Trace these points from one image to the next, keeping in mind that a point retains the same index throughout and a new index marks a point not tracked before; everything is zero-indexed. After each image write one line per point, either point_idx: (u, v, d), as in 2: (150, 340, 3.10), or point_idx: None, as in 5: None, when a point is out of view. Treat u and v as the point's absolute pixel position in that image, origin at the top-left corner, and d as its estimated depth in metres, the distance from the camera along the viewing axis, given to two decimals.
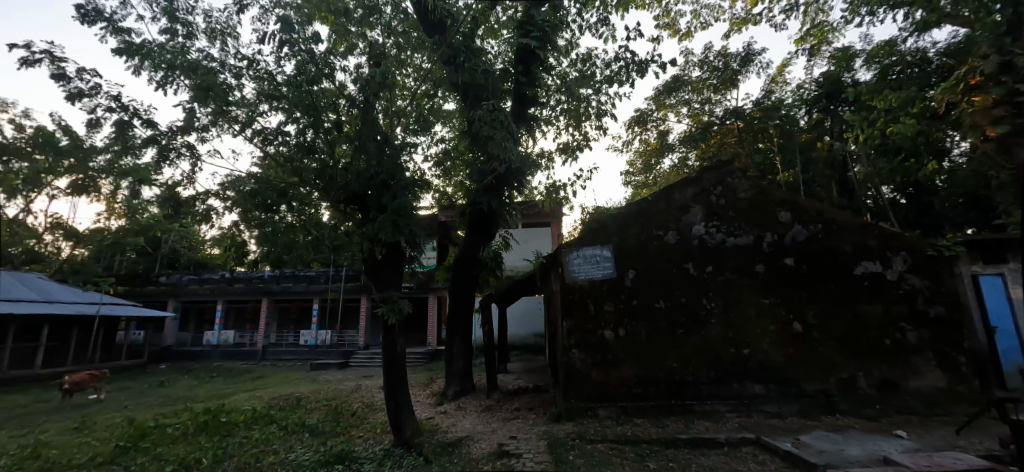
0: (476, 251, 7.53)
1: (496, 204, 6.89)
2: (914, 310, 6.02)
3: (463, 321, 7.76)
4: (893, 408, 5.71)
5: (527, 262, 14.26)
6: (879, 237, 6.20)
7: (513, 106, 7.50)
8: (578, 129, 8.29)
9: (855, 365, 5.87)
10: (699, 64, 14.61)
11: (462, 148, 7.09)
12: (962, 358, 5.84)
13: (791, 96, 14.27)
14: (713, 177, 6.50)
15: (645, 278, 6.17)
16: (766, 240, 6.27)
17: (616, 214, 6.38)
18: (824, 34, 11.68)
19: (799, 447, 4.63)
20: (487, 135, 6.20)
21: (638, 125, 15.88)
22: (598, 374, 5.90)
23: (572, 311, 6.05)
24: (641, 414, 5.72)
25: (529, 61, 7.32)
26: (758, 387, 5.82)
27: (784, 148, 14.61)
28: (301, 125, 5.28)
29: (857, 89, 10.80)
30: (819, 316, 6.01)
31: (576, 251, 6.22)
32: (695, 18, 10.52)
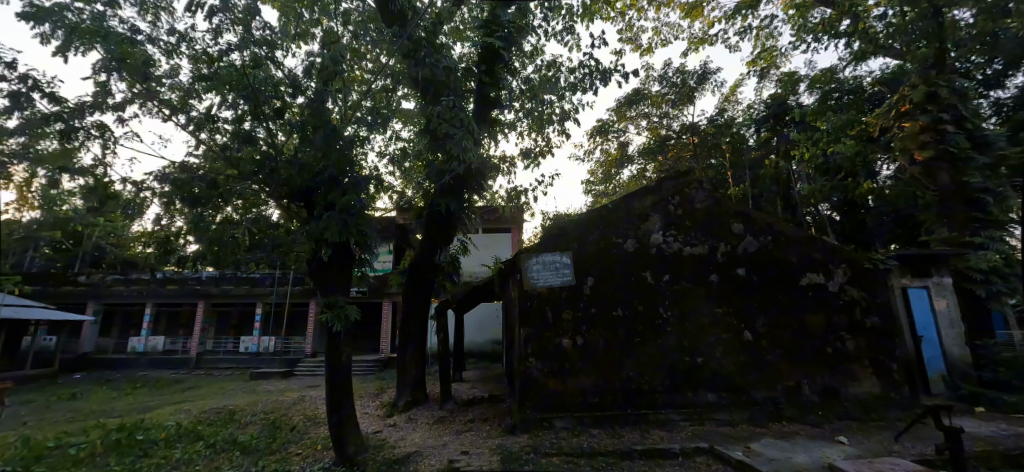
0: (433, 256, 7.17)
1: (455, 207, 6.58)
2: (853, 320, 6.26)
3: (418, 328, 7.39)
4: (834, 414, 5.90)
5: (485, 267, 13.99)
6: (824, 249, 6.43)
7: (475, 106, 7.18)
8: (541, 135, 8.15)
9: (800, 373, 6.04)
10: (658, 78, 15.04)
11: (423, 149, 6.70)
12: (894, 365, 6.15)
13: (741, 115, 14.95)
14: (671, 187, 6.54)
15: (603, 285, 6.10)
16: (720, 249, 6.36)
17: (576, 220, 6.28)
18: (773, 58, 12.30)
19: (750, 455, 4.62)
20: (446, 133, 5.94)
21: (600, 135, 16.13)
22: (554, 383, 5.73)
23: (530, 319, 5.87)
24: (597, 425, 5.60)
25: (493, 61, 7.06)
26: (711, 395, 5.86)
27: (734, 164, 15.25)
28: (240, 111, 4.76)
29: (802, 111, 11.44)
30: (768, 326, 6.15)
31: (535, 257, 6.05)
32: (657, 34, 10.78)
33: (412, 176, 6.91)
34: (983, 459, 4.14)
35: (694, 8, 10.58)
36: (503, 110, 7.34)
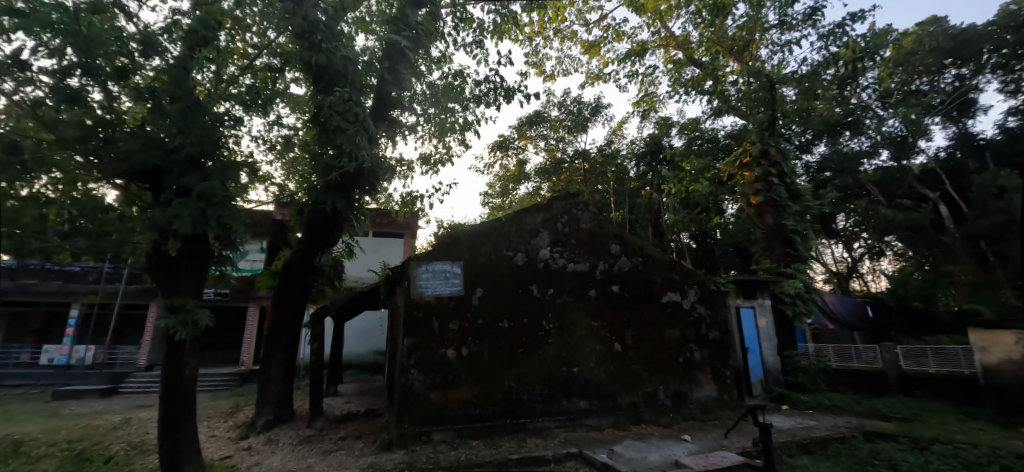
0: (311, 258, 6.46)
1: (342, 206, 6.08)
2: (700, 334, 7.24)
3: (287, 336, 6.65)
4: (682, 416, 6.72)
5: (372, 273, 13.24)
6: (681, 271, 7.37)
7: (373, 103, 6.77)
8: (442, 142, 8.06)
9: (657, 380, 6.79)
10: (558, 104, 16.02)
11: (309, 139, 6.13)
12: (728, 372, 7.25)
13: (625, 148, 16.62)
14: (561, 207, 6.94)
15: (492, 296, 6.18)
16: (599, 267, 6.90)
17: (470, 230, 6.28)
18: (653, 102, 13.95)
19: (612, 457, 5.00)
20: (337, 126, 5.53)
21: (500, 150, 16.56)
22: (436, 395, 5.59)
23: (415, 329, 5.68)
24: (476, 436, 5.58)
25: (398, 61, 6.76)
26: (583, 402, 6.26)
27: (617, 191, 16.81)
28: (62, 54, 3.68)
29: (673, 151, 13.11)
30: (635, 338, 6.81)
31: (425, 264, 5.88)
32: (559, 63, 11.52)
33: (294, 168, 6.27)
34: (785, 448, 5.06)
35: (593, 46, 11.54)
36: (404, 112, 7.09)
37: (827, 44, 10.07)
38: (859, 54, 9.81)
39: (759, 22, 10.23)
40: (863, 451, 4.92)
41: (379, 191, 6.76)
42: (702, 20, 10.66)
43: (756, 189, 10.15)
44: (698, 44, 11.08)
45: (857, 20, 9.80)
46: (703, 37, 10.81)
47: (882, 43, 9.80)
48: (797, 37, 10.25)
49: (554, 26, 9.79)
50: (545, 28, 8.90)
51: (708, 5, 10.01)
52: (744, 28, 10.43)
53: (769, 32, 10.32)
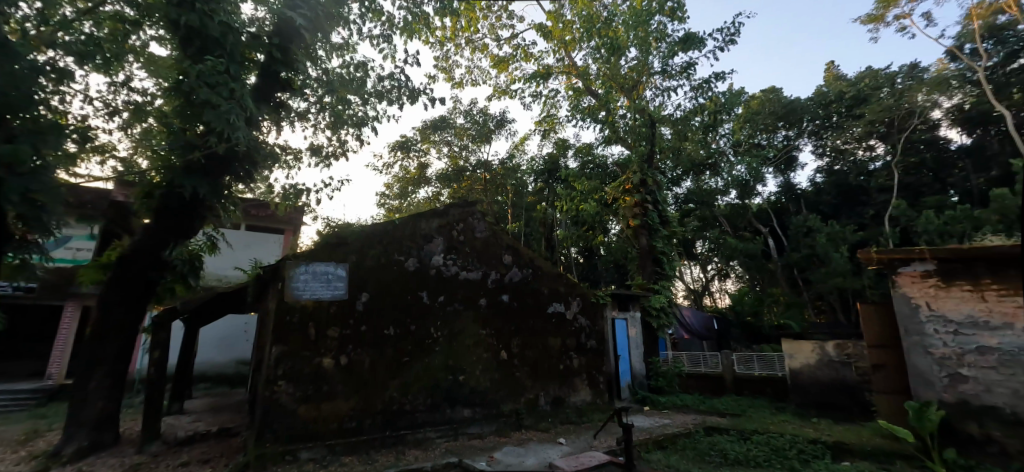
0: (158, 249, 5.40)
1: (206, 193, 5.22)
2: (580, 343, 7.74)
3: (115, 346, 5.31)
4: (559, 420, 7.08)
5: (240, 272, 11.71)
6: (566, 284, 7.83)
7: (257, 82, 5.92)
8: (336, 135, 7.49)
9: (539, 387, 7.08)
10: (464, 113, 16.07)
11: (168, 111, 5.22)
12: (601, 378, 7.86)
13: (525, 164, 17.27)
14: (457, 214, 6.93)
15: (378, 302, 5.87)
16: (491, 277, 7.00)
17: (359, 231, 5.92)
18: (553, 124, 14.77)
19: (491, 464, 5.05)
20: (206, 100, 4.81)
21: (401, 151, 16.03)
22: (307, 409, 5.10)
23: (287, 336, 5.12)
24: (349, 451, 5.20)
25: (289, 39, 5.93)
26: (467, 411, 6.24)
27: (514, 204, 17.35)
28: None
29: (569, 171, 13.98)
30: (520, 346, 7.02)
31: (304, 265, 5.38)
32: (469, 73, 11.58)
33: (146, 141, 5.28)
34: (644, 445, 5.62)
35: (502, 62, 11.85)
36: (294, 97, 6.42)
37: (697, 95, 11.71)
38: (720, 107, 11.59)
39: (647, 66, 11.50)
40: (703, 444, 5.69)
41: (256, 180, 6.03)
42: (600, 55, 11.62)
43: (635, 213, 11.29)
44: (595, 77, 12.04)
45: (720, 79, 11.58)
46: (601, 70, 11.79)
47: (736, 101, 11.74)
48: (675, 85, 11.75)
49: (466, 35, 9.83)
50: (456, 36, 8.89)
51: (607, 42, 10.98)
52: (634, 69, 11.62)
53: (654, 76, 11.66)
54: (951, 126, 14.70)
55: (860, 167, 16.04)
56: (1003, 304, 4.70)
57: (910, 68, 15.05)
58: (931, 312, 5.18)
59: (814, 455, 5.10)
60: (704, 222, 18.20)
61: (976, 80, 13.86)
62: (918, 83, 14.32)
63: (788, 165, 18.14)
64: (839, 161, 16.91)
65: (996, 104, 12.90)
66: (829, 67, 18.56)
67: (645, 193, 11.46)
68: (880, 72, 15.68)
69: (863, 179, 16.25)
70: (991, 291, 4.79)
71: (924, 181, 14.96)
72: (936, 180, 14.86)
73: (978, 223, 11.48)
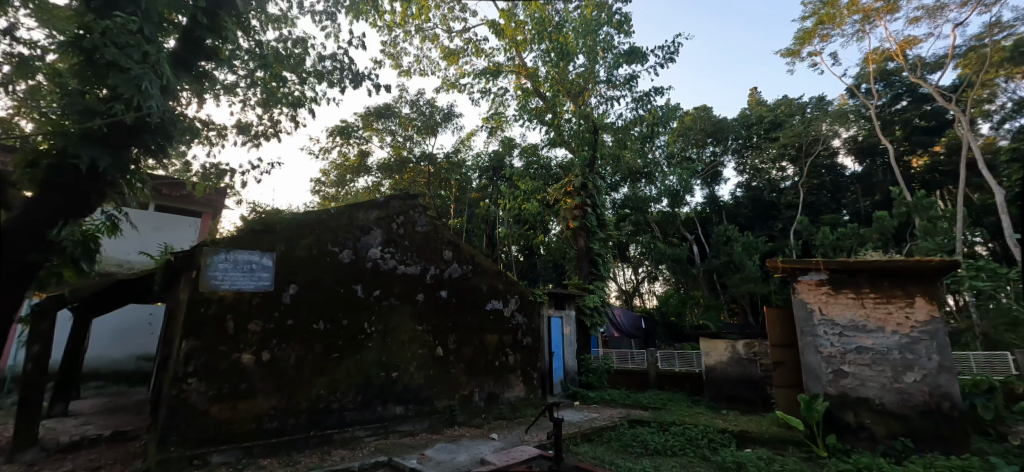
0: (47, 228, 4.36)
1: (108, 165, 4.50)
2: (516, 340, 7.79)
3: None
4: (493, 416, 7.12)
5: (146, 257, 10.52)
6: (506, 281, 7.85)
7: (175, 46, 5.22)
8: (268, 113, 6.93)
9: (474, 383, 7.08)
10: (410, 102, 15.66)
11: (63, 70, 4.52)
12: (535, 374, 7.99)
13: (471, 159, 17.10)
14: (398, 206, 6.71)
15: (306, 295, 5.55)
16: (430, 272, 6.87)
17: (289, 218, 5.55)
18: (501, 122, 14.79)
19: (422, 462, 4.93)
20: (113, 61, 4.26)
21: (341, 136, 15.26)
22: (222, 408, 4.72)
23: (201, 330, 4.70)
24: (268, 454, 4.87)
25: (220, 4, 5.40)
26: (398, 408, 6.09)
27: (457, 199, 17.12)
28: None
29: (514, 171, 13.96)
30: (457, 343, 6.98)
31: (223, 253, 4.97)
32: (417, 62, 11.27)
33: (32, 102, 4.52)
34: (572, 439, 5.84)
35: (452, 54, 11.67)
36: (220, 68, 5.83)
37: (638, 107, 12.33)
38: (658, 120, 12.35)
39: (593, 74, 11.90)
40: (628, 435, 6.02)
41: (169, 155, 5.37)
42: (550, 59, 11.88)
43: (575, 215, 11.61)
44: (545, 79, 12.25)
45: (659, 94, 12.29)
46: (549, 74, 12.05)
47: (672, 115, 12.56)
48: (618, 95, 12.25)
49: (416, 22, 9.53)
50: (406, 22, 8.62)
51: (557, 47, 11.21)
52: (582, 76, 11.97)
53: (599, 85, 12.08)
54: (847, 154, 16.82)
55: (773, 185, 17.80)
56: (878, 310, 5.54)
57: (818, 100, 16.90)
58: (822, 316, 5.81)
59: (722, 443, 5.61)
60: (637, 227, 19.24)
61: (868, 116, 15.90)
62: (824, 114, 16.08)
63: (714, 179, 19.57)
64: (756, 179, 18.53)
65: (884, 138, 15.21)
66: (753, 92, 20.37)
67: (588, 196, 11.84)
68: (794, 102, 17.51)
69: (776, 196, 18.04)
70: (869, 299, 5.59)
71: (823, 201, 16.91)
72: (833, 201, 16.85)
73: (862, 240, 13.18)
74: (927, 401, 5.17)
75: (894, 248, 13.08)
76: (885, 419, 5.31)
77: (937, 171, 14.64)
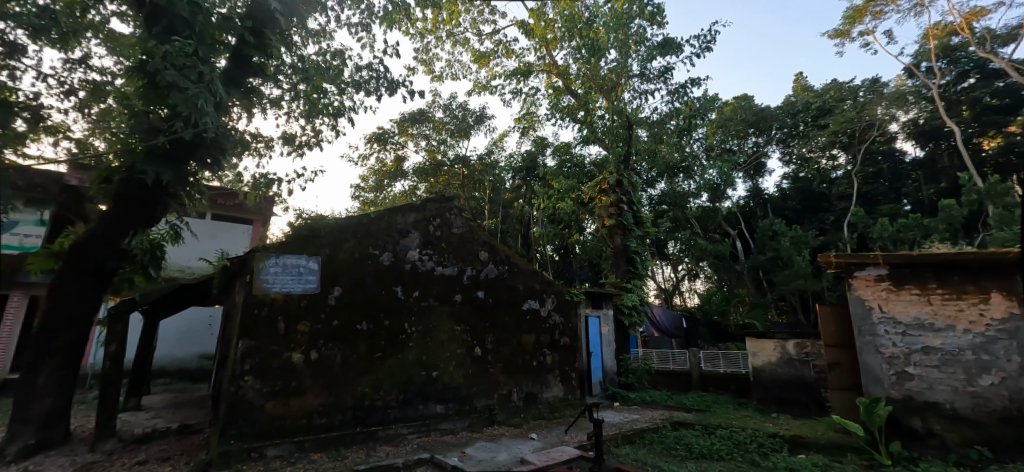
0: (117, 238, 4.91)
1: (170, 179, 4.86)
2: (553, 339, 7.76)
3: (68, 335, 4.83)
4: (531, 416, 7.12)
5: (205, 263, 11.27)
6: (542, 281, 7.85)
7: (227, 66, 5.60)
8: (310, 124, 7.26)
9: (512, 383, 7.11)
10: (443, 107, 15.93)
11: (130, 93, 4.90)
12: (574, 374, 7.94)
13: (504, 160, 17.23)
14: (434, 209, 6.85)
15: (351, 297, 5.77)
16: (467, 272, 6.96)
17: (332, 223, 5.78)
18: (533, 122, 14.77)
19: (464, 460, 5.01)
20: (173, 83, 4.59)
21: (378, 142, 15.72)
22: (275, 405, 4.98)
23: (255, 330, 4.98)
24: (318, 448, 5.10)
25: (265, 23, 5.68)
26: (439, 407, 6.22)
27: (491, 200, 17.27)
28: None
29: (547, 170, 13.84)
30: (495, 342, 7.03)
31: (274, 257, 5.23)
32: (448, 66, 11.44)
33: (104, 123, 4.93)
34: (613, 440, 5.75)
35: (483, 57, 11.79)
36: (266, 83, 6.15)
37: (673, 99, 11.99)
38: (695, 112, 11.94)
39: (626, 68, 11.67)
40: (671, 438, 5.86)
41: (224, 168, 5.72)
42: (581, 56, 11.73)
43: (610, 212, 11.44)
44: (576, 77, 12.13)
45: (696, 85, 11.89)
46: (581, 71, 11.90)
47: (710, 106, 12.11)
48: (653, 89, 11.95)
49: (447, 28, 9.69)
50: (437, 28, 8.78)
51: (588, 43, 11.07)
52: (614, 71, 11.77)
53: (632, 79, 11.83)
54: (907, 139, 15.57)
55: (823, 175, 16.81)
56: (947, 307, 5.09)
57: (872, 82, 15.83)
58: (883, 314, 5.49)
59: (773, 448, 5.35)
60: (676, 224, 18.72)
61: (929, 96, 14.59)
62: (878, 97, 15.03)
63: (757, 170, 18.73)
64: (804, 169, 17.57)
65: (948, 120, 13.98)
66: (798, 77, 19.33)
67: (625, 193, 11.61)
68: (844, 85, 16.45)
69: (826, 186, 17.01)
70: (937, 295, 5.16)
71: (879, 190, 15.79)
72: (891, 190, 15.71)
73: (927, 231, 12.22)
74: (1008, 407, 4.65)
75: (964, 239, 11.98)
76: (957, 425, 4.89)
77: (1013, 153, 13.09)
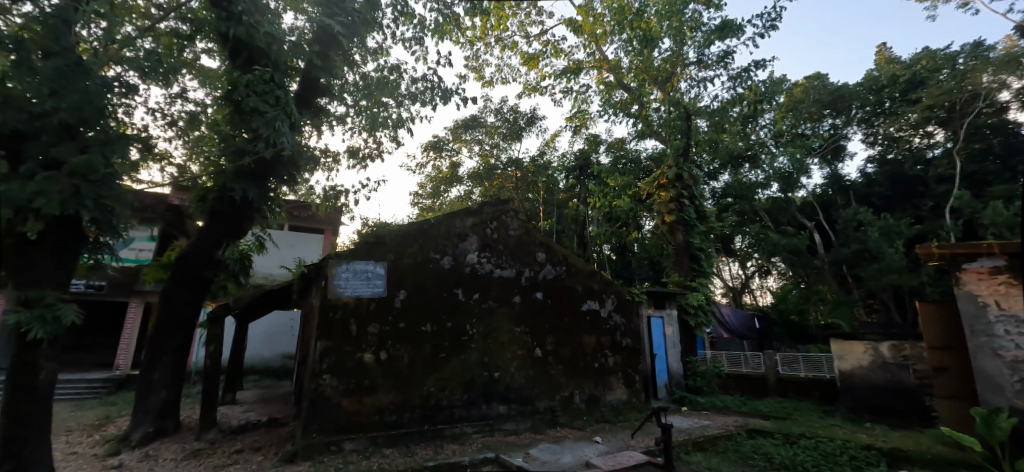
0: (212, 250, 5.44)
1: (255, 195, 5.35)
2: (614, 341, 7.59)
3: (176, 337, 5.46)
4: (595, 418, 7.00)
5: (285, 270, 12.28)
6: (601, 281, 7.70)
7: (298, 88, 6.08)
8: (372, 136, 7.68)
9: (574, 385, 7.03)
10: (494, 111, 16.15)
11: (220, 120, 5.46)
12: (637, 377, 7.71)
13: (557, 160, 17.14)
14: (491, 212, 6.96)
15: (415, 300, 6.02)
16: (525, 274, 7.00)
17: (395, 230, 6.06)
18: (584, 120, 14.56)
19: (528, 461, 5.03)
20: (255, 108, 5.06)
21: (434, 150, 16.27)
22: (350, 402, 5.30)
23: (330, 331, 5.34)
24: (390, 444, 5.36)
25: (329, 46, 6.08)
26: (502, 407, 6.30)
27: (546, 201, 17.23)
28: None
29: (601, 168, 13.57)
30: (555, 343, 7.00)
31: (345, 264, 5.59)
32: (498, 71, 11.56)
33: (199, 147, 5.53)
34: (683, 446, 5.50)
35: (532, 59, 11.81)
36: (332, 102, 6.59)
37: (735, 85, 11.28)
38: (760, 97, 11.14)
39: (681, 57, 11.16)
40: (746, 447, 5.51)
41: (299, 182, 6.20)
42: (632, 48, 11.38)
43: (670, 208, 10.99)
44: (628, 70, 11.80)
45: (760, 68, 11.10)
46: (633, 64, 11.56)
47: (778, 89, 11.25)
48: (711, 75, 11.34)
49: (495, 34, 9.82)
50: (486, 35, 8.93)
51: (639, 34, 10.71)
52: (668, 61, 11.30)
53: (689, 67, 11.29)
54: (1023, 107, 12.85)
55: (916, 156, 15.00)
56: None
57: (974, 47, 13.85)
58: (1000, 312, 4.78)
59: (868, 461, 4.84)
60: (743, 218, 17.58)
61: None
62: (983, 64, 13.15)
63: (835, 155, 17.12)
64: (892, 151, 15.80)
65: None
66: (881, 50, 17.44)
67: (685, 187, 11.10)
68: (939, 53, 14.57)
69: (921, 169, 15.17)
70: None
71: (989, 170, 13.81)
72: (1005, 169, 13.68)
73: None
74: None
75: None
76: None
77: None
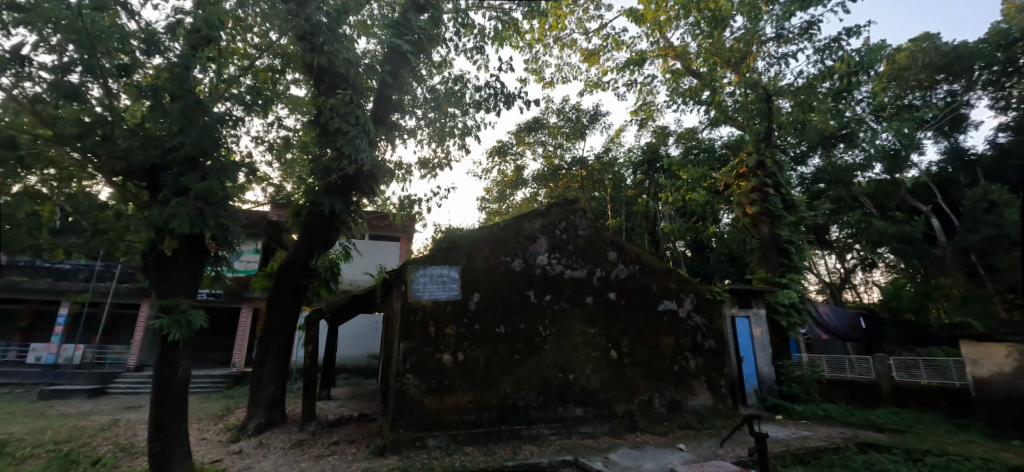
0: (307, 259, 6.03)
1: (341, 208, 5.82)
2: (695, 342, 7.19)
3: (281, 338, 6.10)
4: (677, 424, 6.68)
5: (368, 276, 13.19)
6: (677, 280, 7.34)
7: (374, 106, 6.52)
8: (441, 146, 8.02)
9: (652, 388, 6.77)
10: (556, 111, 16.07)
11: (310, 141, 6.01)
12: (723, 381, 7.23)
13: (623, 156, 16.64)
14: (559, 213, 6.94)
15: (489, 302, 6.16)
16: (596, 274, 6.88)
17: (467, 235, 6.26)
18: (651, 112, 14.00)
19: (609, 466, 4.93)
20: (339, 128, 5.52)
21: (498, 155, 16.57)
22: (432, 400, 5.55)
23: (412, 333, 5.64)
24: (470, 442, 5.53)
25: (400, 65, 6.46)
26: (578, 409, 6.23)
27: (613, 198, 16.79)
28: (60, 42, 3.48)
29: (671, 161, 12.94)
30: (631, 345, 6.79)
31: (423, 269, 5.88)
32: (558, 71, 11.49)
33: (293, 167, 6.12)
34: (780, 458, 5.06)
35: (593, 54, 11.60)
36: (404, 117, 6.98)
37: (823, 58, 10.20)
38: (854, 69, 9.96)
39: (757, 34, 10.34)
40: (857, 462, 4.93)
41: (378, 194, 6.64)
42: (700, 31, 10.74)
43: (752, 199, 10.19)
44: (696, 55, 11.16)
45: (852, 36, 9.95)
46: (702, 47, 10.91)
47: (876, 58, 9.98)
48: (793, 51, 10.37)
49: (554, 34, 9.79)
50: (545, 36, 8.94)
51: (708, 15, 10.07)
52: (742, 40, 10.51)
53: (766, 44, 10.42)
54: None
55: None
56: None
57: None
58: None
59: None
60: (839, 205, 15.80)
61: None
62: None
63: None
64: None
65: None
66: None
67: (768, 175, 10.23)
68: None
69: None
70: None
71: None
72: None
73: None
74: None
75: None
76: None
77: None
